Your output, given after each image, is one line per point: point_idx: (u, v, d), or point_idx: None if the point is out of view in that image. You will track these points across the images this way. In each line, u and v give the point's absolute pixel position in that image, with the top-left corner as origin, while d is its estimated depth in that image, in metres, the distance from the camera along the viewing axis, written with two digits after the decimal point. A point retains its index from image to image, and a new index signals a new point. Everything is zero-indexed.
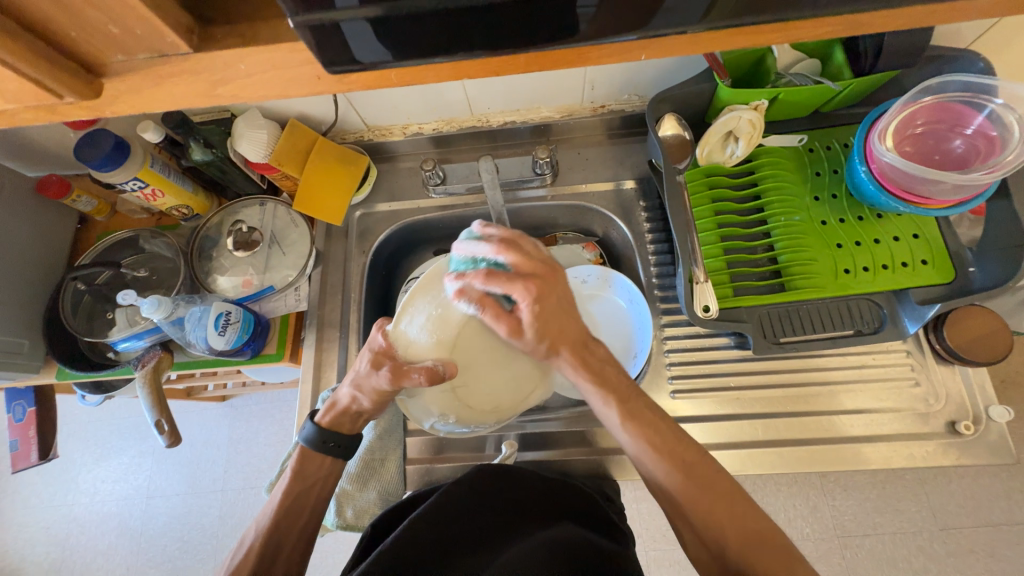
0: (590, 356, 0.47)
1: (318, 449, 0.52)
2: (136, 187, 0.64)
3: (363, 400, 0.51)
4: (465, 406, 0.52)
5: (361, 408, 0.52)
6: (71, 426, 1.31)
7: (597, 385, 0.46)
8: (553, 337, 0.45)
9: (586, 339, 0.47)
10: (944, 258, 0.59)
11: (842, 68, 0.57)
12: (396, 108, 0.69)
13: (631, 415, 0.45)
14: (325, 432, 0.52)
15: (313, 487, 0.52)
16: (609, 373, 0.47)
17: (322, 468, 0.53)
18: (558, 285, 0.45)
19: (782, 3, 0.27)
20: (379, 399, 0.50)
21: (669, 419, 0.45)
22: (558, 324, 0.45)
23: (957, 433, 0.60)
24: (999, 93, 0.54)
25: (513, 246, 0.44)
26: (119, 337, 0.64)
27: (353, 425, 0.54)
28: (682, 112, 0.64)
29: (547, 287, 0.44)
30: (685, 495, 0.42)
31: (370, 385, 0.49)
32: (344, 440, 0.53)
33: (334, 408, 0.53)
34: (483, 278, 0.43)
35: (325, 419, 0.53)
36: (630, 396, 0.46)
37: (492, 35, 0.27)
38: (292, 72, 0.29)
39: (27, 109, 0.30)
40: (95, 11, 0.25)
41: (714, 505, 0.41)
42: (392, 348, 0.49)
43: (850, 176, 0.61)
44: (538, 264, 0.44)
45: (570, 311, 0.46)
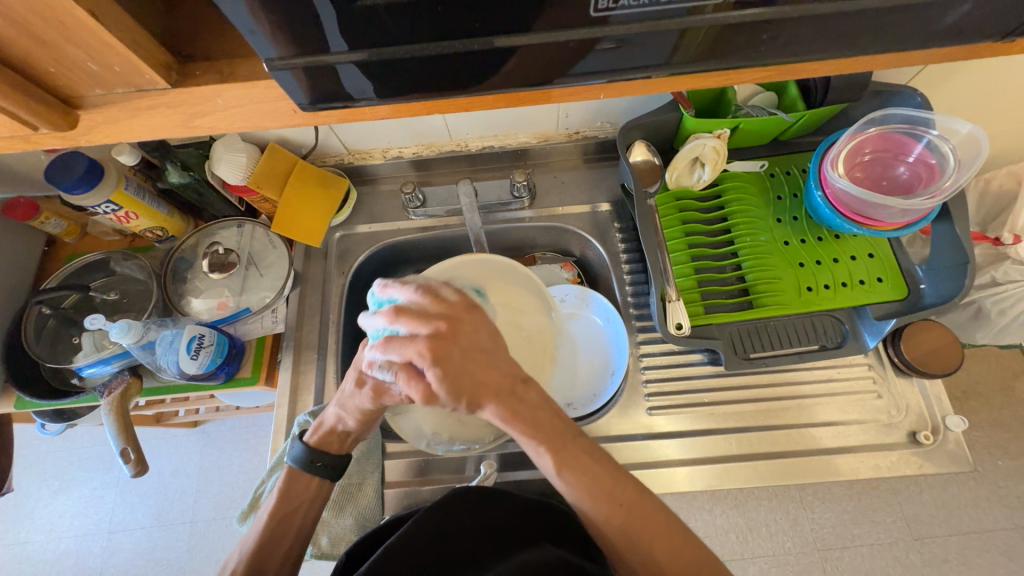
0: (520, 404, 0.42)
1: (305, 469, 0.51)
2: (109, 210, 0.63)
3: (348, 420, 0.50)
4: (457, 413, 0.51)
5: (348, 428, 0.51)
6: (28, 458, 1.24)
7: (531, 433, 0.42)
8: (467, 391, 0.40)
9: (517, 383, 0.42)
10: (898, 276, 0.63)
11: (796, 101, 0.62)
12: (377, 134, 0.71)
13: (567, 464, 0.43)
14: (313, 451, 0.51)
15: (298, 510, 0.51)
16: (544, 417, 0.43)
17: (309, 488, 0.52)
18: (465, 328, 0.41)
19: (730, 53, 0.29)
20: (363, 419, 0.49)
21: (612, 465, 0.45)
22: (469, 376, 0.40)
23: (918, 443, 0.62)
24: (934, 125, 0.58)
25: (408, 309, 0.40)
26: (85, 362, 0.62)
27: (342, 445, 0.53)
28: (652, 140, 0.68)
29: (450, 331, 0.40)
30: (624, 534, 0.43)
31: (354, 403, 0.48)
32: (331, 461, 0.52)
33: (321, 428, 0.52)
34: (387, 342, 0.40)
35: (314, 439, 0.52)
36: (565, 443, 0.44)
37: (466, 78, 0.29)
38: (270, 106, 0.30)
39: (2, 139, 0.30)
40: (75, 49, 0.26)
41: (650, 538, 0.43)
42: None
43: (809, 200, 0.65)
44: (440, 308, 0.41)
45: (488, 358, 0.41)
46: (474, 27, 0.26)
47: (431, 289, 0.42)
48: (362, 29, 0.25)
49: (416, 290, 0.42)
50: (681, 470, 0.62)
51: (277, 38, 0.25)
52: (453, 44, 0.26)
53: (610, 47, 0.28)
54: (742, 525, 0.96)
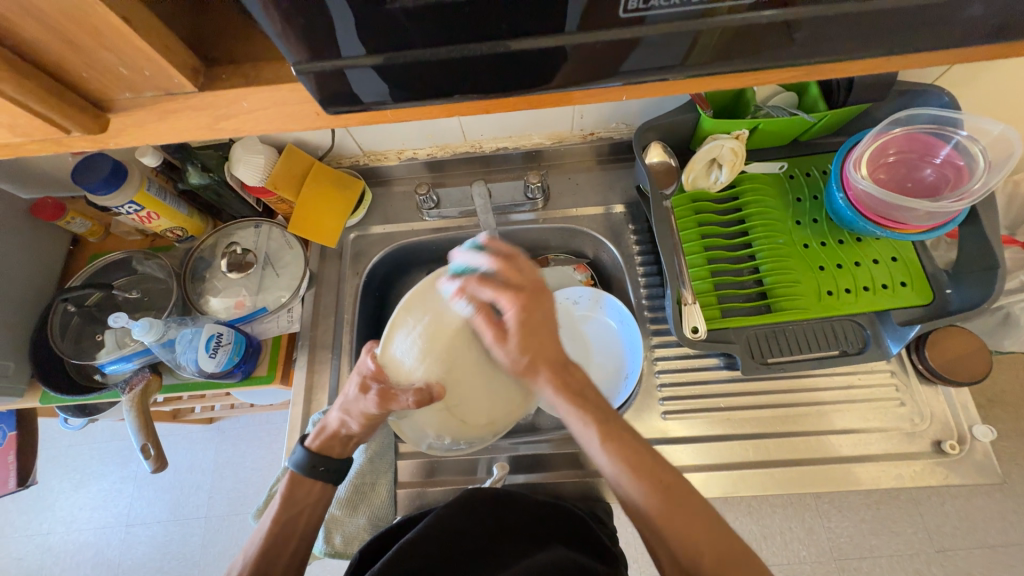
0: (569, 379, 0.47)
1: (306, 474, 0.52)
2: (132, 210, 0.64)
3: (352, 424, 0.51)
4: (453, 414, 0.50)
5: (350, 432, 0.52)
6: (51, 450, 1.27)
7: (578, 407, 0.46)
8: (531, 352, 0.46)
9: (567, 360, 0.48)
10: (923, 281, 0.61)
11: (817, 101, 0.61)
12: (392, 136, 0.71)
13: (612, 436, 0.45)
14: (314, 456, 0.52)
15: (302, 513, 0.51)
16: (590, 394, 0.47)
17: (311, 493, 0.52)
18: (544, 304, 0.47)
19: (758, 54, 0.29)
20: (366, 423, 0.50)
21: (653, 450, 0.45)
22: (537, 337, 0.46)
23: (944, 453, 0.60)
24: (963, 126, 0.57)
25: (506, 261, 0.46)
26: (108, 359, 0.63)
27: (343, 449, 0.54)
28: (668, 141, 0.67)
29: (527, 301, 0.45)
30: (663, 515, 0.41)
31: (358, 409, 0.49)
32: (334, 464, 0.53)
33: (323, 433, 0.53)
34: (478, 283, 0.46)
35: (315, 444, 0.53)
36: (609, 418, 0.47)
37: (487, 81, 0.29)
38: (293, 109, 0.30)
39: (34, 141, 0.31)
40: (107, 54, 0.26)
41: (688, 519, 0.41)
42: (382, 372, 0.48)
43: (830, 202, 0.64)
44: (526, 277, 0.46)
45: (551, 332, 0.47)
46: (497, 29, 0.26)
47: (522, 255, 0.47)
48: (385, 33, 0.25)
49: (504, 258, 0.46)
50: (696, 476, 0.61)
51: (300, 42, 0.25)
52: (477, 47, 0.26)
53: (633, 48, 0.27)
54: (757, 533, 0.94)
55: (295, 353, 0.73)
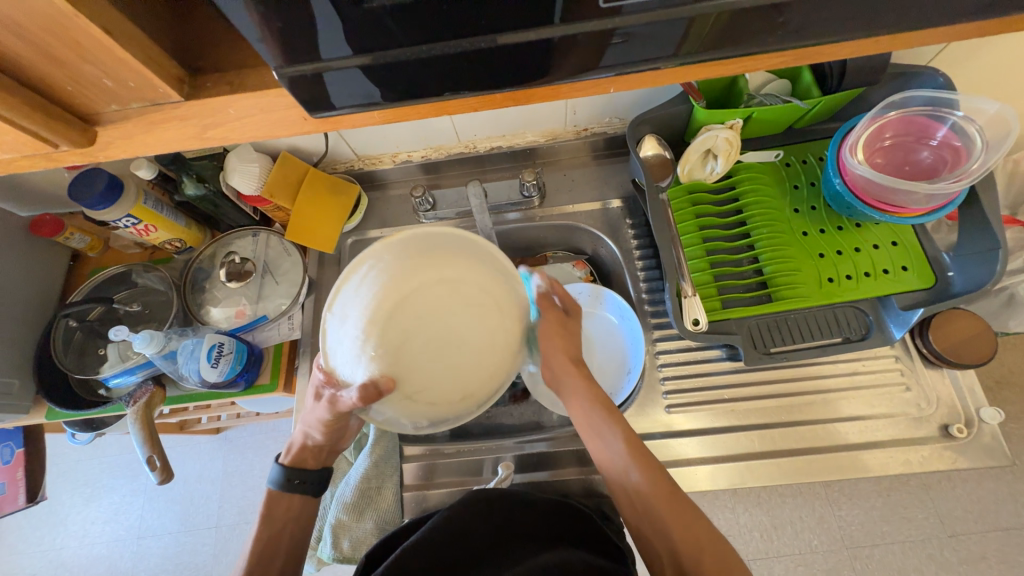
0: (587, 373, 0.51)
1: (283, 489, 0.52)
2: (129, 224, 0.65)
3: (314, 433, 0.52)
4: (416, 396, 0.43)
5: (317, 442, 0.53)
6: (61, 466, 1.28)
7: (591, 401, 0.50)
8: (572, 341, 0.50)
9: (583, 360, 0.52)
10: (924, 265, 0.60)
11: (811, 88, 0.60)
12: (386, 139, 0.71)
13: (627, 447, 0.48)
14: (290, 470, 0.52)
15: (285, 530, 0.51)
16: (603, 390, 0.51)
17: (289, 510, 0.52)
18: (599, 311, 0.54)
19: (743, 40, 0.28)
20: (328, 430, 0.50)
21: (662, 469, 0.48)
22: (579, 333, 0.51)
23: (951, 437, 0.60)
24: (959, 106, 0.56)
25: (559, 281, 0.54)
26: (110, 373, 0.64)
27: (318, 459, 0.54)
28: (662, 134, 0.67)
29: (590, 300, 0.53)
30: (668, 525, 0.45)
31: (314, 418, 0.50)
32: (310, 476, 0.53)
33: (293, 448, 0.53)
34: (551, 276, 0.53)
35: (288, 459, 0.53)
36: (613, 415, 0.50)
37: (473, 77, 0.28)
38: (280, 114, 0.31)
39: (24, 158, 0.31)
40: (90, 67, 0.26)
41: (677, 514, 0.45)
42: (331, 379, 0.45)
43: (827, 189, 0.64)
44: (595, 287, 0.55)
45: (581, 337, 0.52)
46: (479, 25, 0.25)
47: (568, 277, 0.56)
48: (367, 31, 0.25)
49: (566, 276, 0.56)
50: (702, 469, 0.61)
51: (281, 44, 0.25)
52: (460, 43, 0.26)
53: (618, 38, 0.27)
54: (767, 523, 0.94)
55: (297, 360, 0.72)
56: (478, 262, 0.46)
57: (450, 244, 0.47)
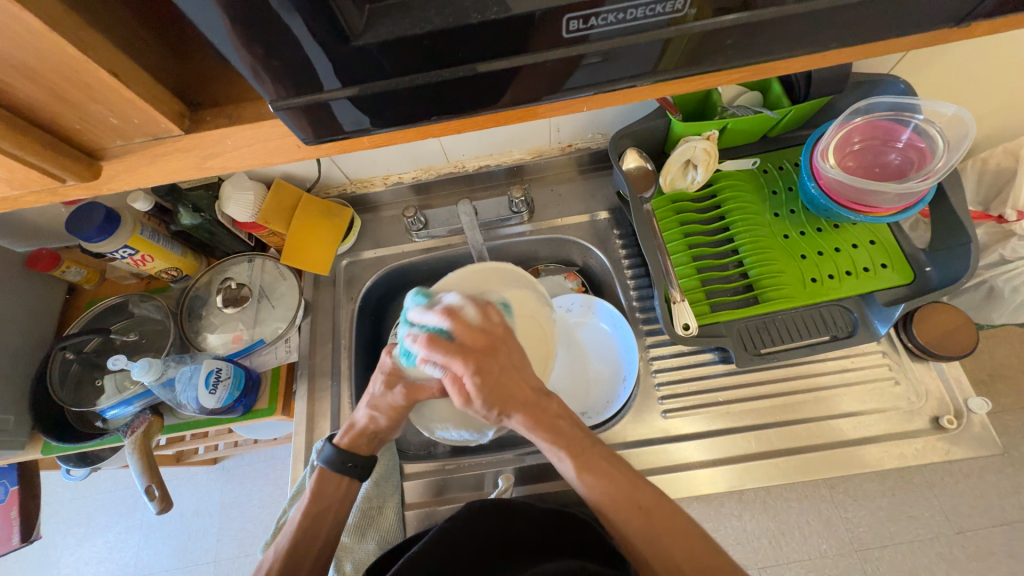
0: (542, 413, 0.48)
1: (337, 470, 0.54)
2: (126, 255, 0.66)
3: (379, 420, 0.53)
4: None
5: (377, 429, 0.54)
6: (52, 506, 1.25)
7: (553, 439, 0.48)
8: (498, 402, 0.45)
9: (540, 395, 0.48)
10: (902, 261, 0.63)
11: (780, 98, 0.64)
12: (377, 162, 0.73)
13: (586, 466, 0.48)
14: (343, 453, 0.54)
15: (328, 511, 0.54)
16: (563, 425, 0.49)
17: (338, 490, 0.55)
18: (502, 349, 0.46)
19: (703, 58, 0.31)
20: (395, 417, 0.52)
21: (630, 469, 0.50)
22: (504, 388, 0.45)
23: (942, 428, 0.61)
24: (920, 110, 0.59)
25: (456, 315, 0.45)
26: (108, 404, 0.64)
27: (371, 446, 0.55)
28: (643, 147, 0.69)
29: (479, 361, 0.44)
30: (645, 538, 0.46)
31: (386, 403, 0.51)
32: (361, 460, 0.54)
33: (352, 430, 0.55)
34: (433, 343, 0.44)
35: (343, 441, 0.55)
36: (583, 447, 0.49)
37: (456, 103, 0.30)
38: (276, 143, 0.32)
39: (31, 194, 0.33)
40: (97, 106, 0.28)
41: (670, 539, 0.46)
42: (401, 367, 0.51)
43: (804, 192, 0.66)
44: (477, 335, 0.45)
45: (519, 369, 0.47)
46: (458, 56, 0.27)
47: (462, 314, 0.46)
48: (354, 65, 0.27)
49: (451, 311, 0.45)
50: (703, 472, 0.61)
51: (272, 82, 0.27)
52: (440, 73, 0.28)
53: (588, 62, 0.29)
54: (774, 530, 0.93)
55: (295, 383, 0.73)
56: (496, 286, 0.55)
57: (465, 284, 0.54)
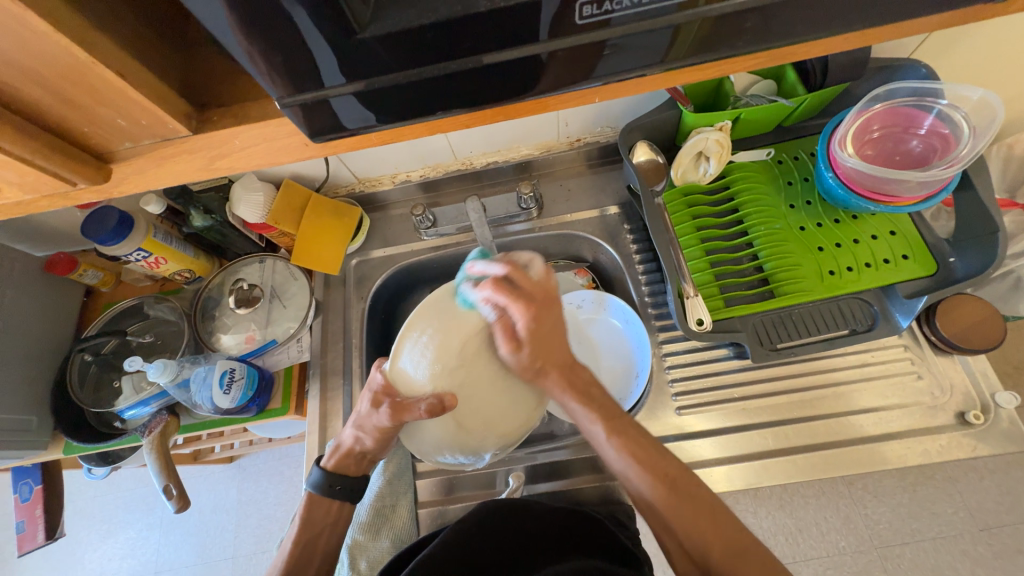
0: (577, 379, 0.50)
1: (324, 493, 0.54)
2: (140, 257, 0.66)
3: (365, 440, 0.53)
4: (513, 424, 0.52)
5: (364, 449, 0.54)
6: (76, 503, 1.28)
7: (585, 405, 0.50)
8: (541, 355, 0.48)
9: (574, 362, 0.51)
10: (924, 252, 0.61)
11: (796, 86, 0.62)
12: (385, 161, 0.73)
13: (617, 430, 0.49)
14: (331, 475, 0.55)
15: (321, 533, 0.54)
16: (596, 393, 0.50)
17: (329, 514, 0.55)
18: (554, 311, 0.48)
19: (718, 43, 0.29)
20: (380, 437, 0.52)
21: (653, 439, 0.49)
22: (548, 343, 0.48)
23: (969, 424, 0.59)
24: (943, 95, 0.57)
25: (517, 271, 0.47)
26: (126, 405, 0.65)
27: (359, 467, 0.56)
28: (654, 139, 0.68)
29: (539, 311, 0.47)
30: (669, 507, 0.46)
31: (371, 423, 0.51)
32: (349, 483, 0.55)
33: (338, 452, 0.55)
34: (491, 291, 0.47)
35: (330, 463, 0.55)
36: (615, 415, 0.50)
37: (464, 97, 0.30)
38: (283, 142, 0.32)
39: (44, 198, 0.33)
40: (105, 109, 0.28)
41: (696, 513, 0.45)
42: (392, 386, 0.50)
43: (820, 183, 0.64)
44: (540, 289, 0.47)
45: (559, 337, 0.49)
46: (465, 47, 0.27)
47: (520, 266, 0.48)
48: (360, 61, 0.26)
49: (512, 266, 0.47)
50: (718, 469, 0.60)
51: (278, 79, 0.27)
52: (447, 66, 0.27)
53: (599, 50, 0.28)
54: (791, 526, 0.91)
55: (308, 382, 0.73)
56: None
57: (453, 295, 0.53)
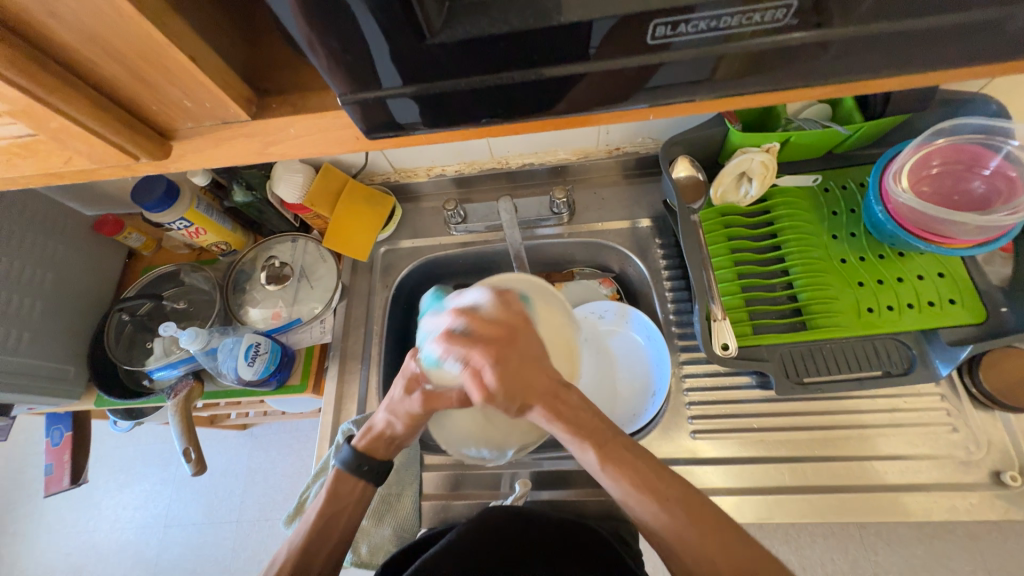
0: (564, 405, 0.46)
1: (351, 471, 0.55)
2: (182, 226, 0.69)
3: (397, 425, 0.53)
4: (540, 422, 0.52)
5: (395, 433, 0.54)
6: (99, 451, 1.35)
7: (574, 432, 0.46)
8: (520, 395, 0.44)
9: (559, 388, 0.46)
10: (974, 298, 0.57)
11: (852, 113, 0.59)
12: (423, 154, 0.74)
13: (609, 457, 0.47)
14: (360, 455, 0.54)
15: (344, 510, 0.54)
16: (585, 417, 0.47)
17: (354, 491, 0.55)
18: (525, 337, 0.46)
19: (786, 71, 0.28)
20: (411, 423, 0.51)
21: (655, 463, 0.47)
22: (523, 377, 0.44)
23: (1004, 485, 0.56)
24: (1015, 135, 0.54)
25: (473, 313, 0.46)
26: (155, 366, 0.67)
27: (388, 451, 0.55)
28: (696, 155, 0.66)
29: (499, 350, 0.44)
30: (675, 534, 0.44)
31: (404, 409, 0.51)
32: (377, 464, 0.55)
33: (369, 433, 0.55)
34: (449, 341, 0.45)
35: (361, 443, 0.55)
36: (606, 440, 0.47)
37: (520, 107, 0.30)
38: (335, 134, 0.33)
39: (107, 168, 0.35)
40: (174, 89, 0.29)
41: (706, 536, 0.43)
42: (426, 374, 0.50)
43: (868, 216, 0.62)
44: (498, 326, 0.45)
45: (537, 363, 0.46)
46: (528, 58, 0.27)
47: (500, 296, 0.48)
48: (420, 64, 0.27)
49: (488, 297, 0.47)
50: (728, 500, 0.59)
51: (341, 74, 0.27)
52: (510, 75, 0.27)
53: (663, 70, 0.28)
54: (794, 564, 0.88)
55: (326, 362, 0.74)
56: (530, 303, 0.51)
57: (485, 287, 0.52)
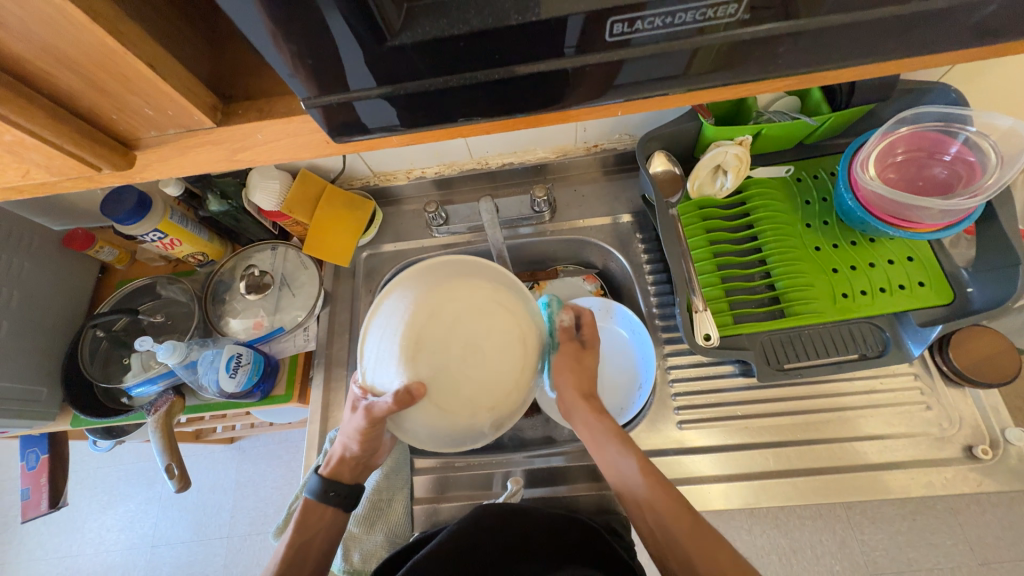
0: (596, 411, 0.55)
1: (319, 500, 0.54)
2: (156, 238, 0.67)
3: (352, 446, 0.53)
4: (505, 400, 0.47)
5: (354, 455, 0.54)
6: (80, 473, 1.31)
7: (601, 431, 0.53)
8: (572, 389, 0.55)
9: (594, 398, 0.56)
10: (941, 280, 0.59)
11: (820, 104, 0.61)
12: (401, 156, 0.73)
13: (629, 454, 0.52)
14: (326, 481, 0.54)
15: (315, 538, 0.53)
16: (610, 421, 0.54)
17: (323, 520, 0.54)
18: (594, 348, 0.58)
19: (747, 65, 0.29)
20: (364, 441, 0.51)
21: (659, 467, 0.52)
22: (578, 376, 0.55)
23: (976, 458, 0.58)
24: (972, 122, 0.56)
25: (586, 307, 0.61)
26: (133, 382, 0.66)
27: (354, 473, 0.56)
28: (672, 150, 0.67)
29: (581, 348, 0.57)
30: (681, 522, 0.47)
31: (353, 428, 0.51)
32: (344, 489, 0.55)
33: (332, 459, 0.55)
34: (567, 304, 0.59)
35: (326, 470, 0.55)
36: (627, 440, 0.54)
37: (488, 107, 0.30)
38: (305, 138, 0.32)
39: (69, 180, 0.34)
40: (134, 97, 0.28)
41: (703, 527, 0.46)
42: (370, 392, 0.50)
43: (839, 204, 0.63)
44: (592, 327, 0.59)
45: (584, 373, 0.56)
46: (492, 58, 0.27)
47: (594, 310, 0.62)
48: (385, 67, 0.26)
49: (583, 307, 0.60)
50: (717, 487, 0.60)
51: (306, 79, 0.27)
52: (475, 75, 0.27)
53: (628, 67, 0.28)
54: (785, 547, 0.90)
55: (311, 371, 0.74)
56: (447, 286, 0.48)
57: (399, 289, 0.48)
